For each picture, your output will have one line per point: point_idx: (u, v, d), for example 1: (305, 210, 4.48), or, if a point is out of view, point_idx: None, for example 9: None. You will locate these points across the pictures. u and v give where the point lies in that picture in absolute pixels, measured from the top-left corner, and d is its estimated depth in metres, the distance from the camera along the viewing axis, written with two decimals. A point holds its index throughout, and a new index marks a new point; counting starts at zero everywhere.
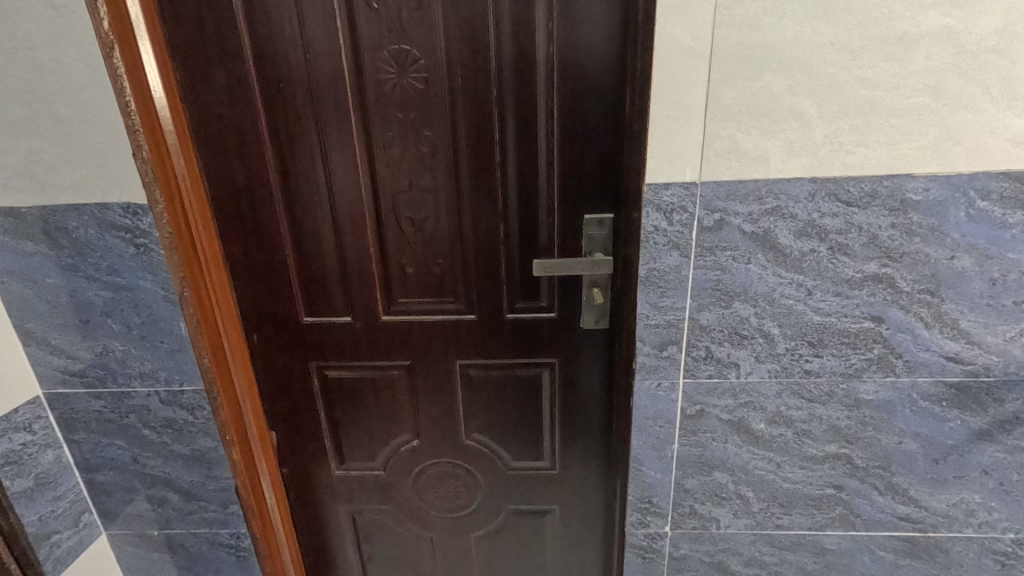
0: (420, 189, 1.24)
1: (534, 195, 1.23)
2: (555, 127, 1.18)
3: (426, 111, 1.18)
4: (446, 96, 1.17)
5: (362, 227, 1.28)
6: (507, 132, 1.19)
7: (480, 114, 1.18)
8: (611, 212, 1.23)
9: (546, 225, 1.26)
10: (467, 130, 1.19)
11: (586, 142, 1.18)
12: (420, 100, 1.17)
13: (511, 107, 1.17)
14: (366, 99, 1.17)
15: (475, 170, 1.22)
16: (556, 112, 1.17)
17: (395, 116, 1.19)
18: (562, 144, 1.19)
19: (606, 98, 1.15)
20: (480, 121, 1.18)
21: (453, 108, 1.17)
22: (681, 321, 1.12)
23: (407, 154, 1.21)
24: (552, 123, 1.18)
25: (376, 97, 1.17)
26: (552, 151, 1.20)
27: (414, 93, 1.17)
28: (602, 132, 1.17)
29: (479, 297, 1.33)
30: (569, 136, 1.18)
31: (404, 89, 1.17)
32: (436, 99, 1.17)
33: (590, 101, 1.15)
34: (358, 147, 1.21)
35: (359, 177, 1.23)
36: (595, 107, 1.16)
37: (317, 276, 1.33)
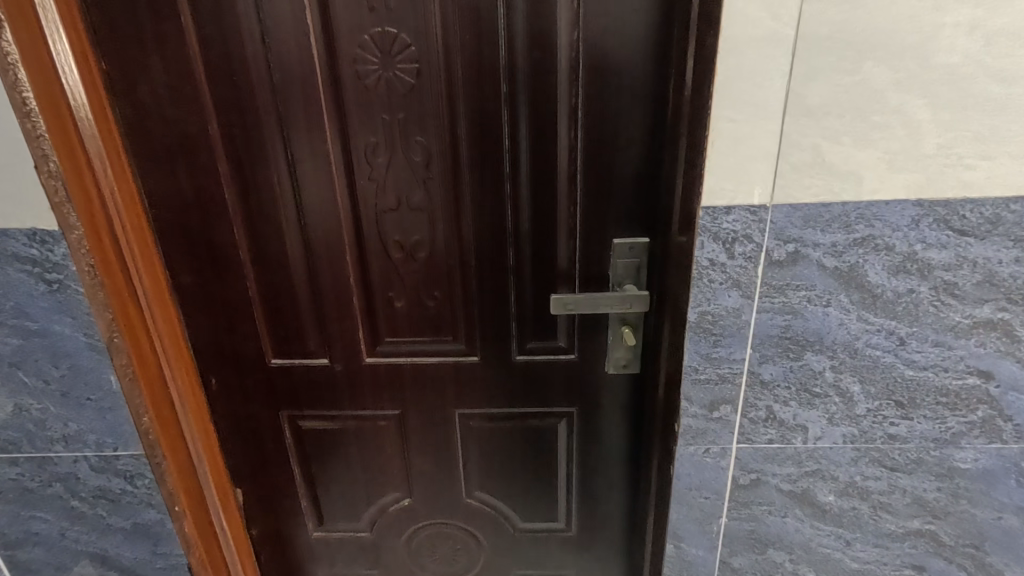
0: (411, 208, 1.01)
1: (551, 216, 1.00)
2: (580, 132, 0.95)
3: (417, 112, 0.95)
4: (442, 94, 0.93)
5: (341, 254, 1.04)
6: (520, 138, 0.96)
7: (486, 115, 0.94)
8: (646, 236, 1.00)
9: (566, 251, 1.03)
10: (468, 135, 0.96)
11: (618, 150, 0.95)
12: (411, 97, 0.94)
13: (524, 106, 0.94)
14: (344, 98, 0.94)
15: (479, 185, 0.99)
16: (582, 114, 0.94)
17: (379, 118, 0.95)
18: (587, 153, 0.96)
19: (644, 96, 0.92)
20: (485, 125, 0.95)
21: (451, 109, 0.94)
22: (738, 376, 0.89)
23: (394, 165, 0.98)
24: (575, 127, 0.95)
25: (355, 94, 0.94)
26: (574, 162, 0.97)
27: (402, 89, 0.93)
28: (637, 138, 0.94)
29: (485, 335, 1.10)
30: (598, 144, 0.95)
31: (389, 84, 0.93)
32: (429, 97, 0.94)
33: (624, 99, 0.92)
34: (333, 157, 0.98)
35: (335, 194, 1.00)
36: (630, 107, 0.93)
37: (286, 311, 1.09)
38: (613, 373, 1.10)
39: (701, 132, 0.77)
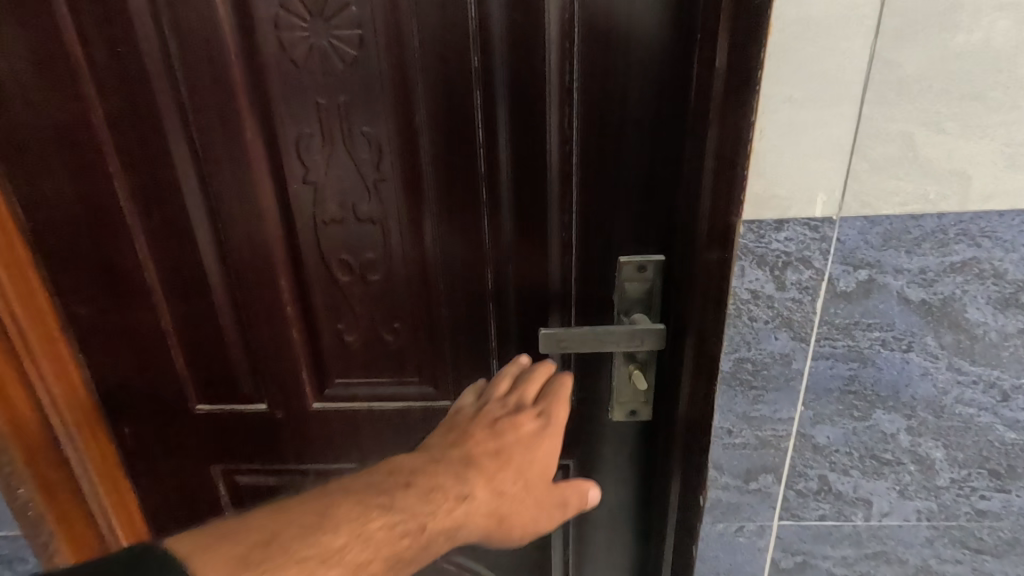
0: (359, 218, 0.79)
1: (538, 228, 0.79)
2: (574, 120, 0.73)
3: (362, 95, 0.72)
4: (394, 70, 0.71)
5: (273, 277, 0.82)
6: (497, 127, 0.74)
7: (453, 98, 0.72)
8: (660, 253, 0.78)
9: (559, 272, 0.81)
10: (429, 125, 0.74)
11: (625, 142, 0.73)
12: (354, 74, 0.72)
13: (501, 86, 0.72)
14: (265, 77, 0.72)
15: (446, 189, 0.77)
16: (577, 95, 0.72)
17: (312, 103, 0.73)
18: (584, 146, 0.74)
19: (658, 72, 0.70)
20: (450, 111, 0.73)
21: (405, 91, 0.72)
22: (783, 439, 0.68)
23: (335, 164, 0.76)
24: (569, 113, 0.73)
25: (279, 72, 0.71)
26: (567, 158, 0.75)
27: (342, 63, 0.71)
28: (649, 127, 0.72)
29: (458, 374, 0.88)
30: (598, 135, 0.73)
31: (324, 58, 0.71)
32: (375, 75, 0.72)
33: (632, 75, 0.70)
34: (256, 155, 0.76)
35: (260, 201, 0.78)
36: (641, 86, 0.71)
37: (210, 347, 0.88)
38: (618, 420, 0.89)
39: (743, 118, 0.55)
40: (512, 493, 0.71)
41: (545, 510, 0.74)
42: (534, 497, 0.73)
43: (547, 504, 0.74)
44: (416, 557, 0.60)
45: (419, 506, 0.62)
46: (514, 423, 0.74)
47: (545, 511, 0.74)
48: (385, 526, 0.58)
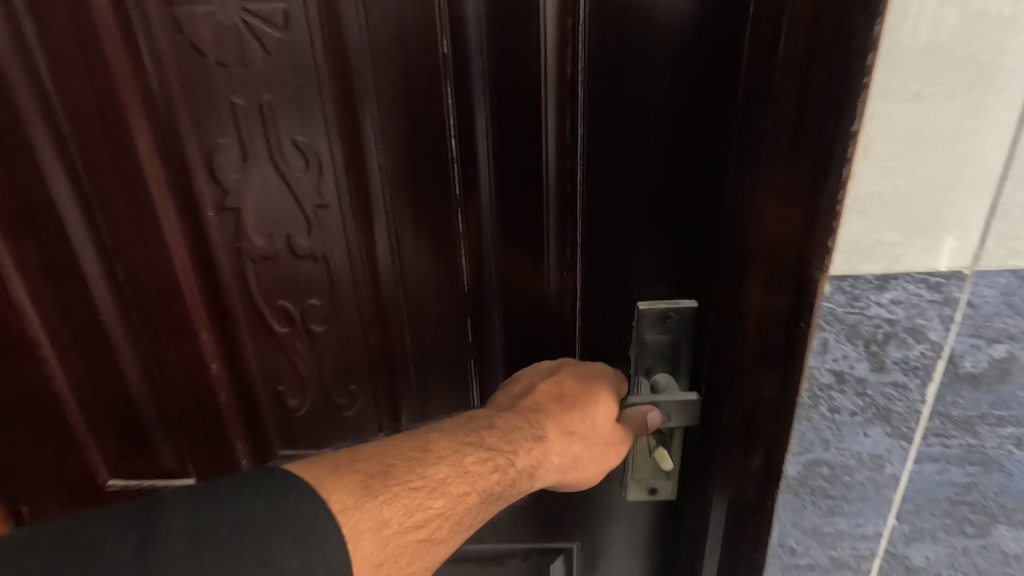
0: (298, 253, 0.61)
1: (531, 264, 0.60)
2: (579, 126, 0.55)
3: (293, 93, 0.54)
4: (336, 61, 0.53)
5: (192, 327, 0.64)
6: (479, 136, 0.56)
7: (416, 96, 0.54)
8: (691, 298, 0.60)
9: (559, 321, 0.63)
10: (387, 134, 0.56)
11: (645, 155, 0.55)
12: (279, 64, 0.53)
13: (481, 81, 0.54)
14: (161, 69, 0.53)
15: (413, 215, 0.59)
16: (583, 93, 0.53)
17: (225, 105, 0.54)
18: (592, 162, 0.55)
19: (692, 63, 0.51)
20: (414, 115, 0.55)
21: (352, 89, 0.54)
22: (866, 562, 0.50)
23: (262, 185, 0.57)
24: (571, 117, 0.54)
25: (178, 63, 0.53)
26: (570, 176, 0.57)
27: (262, 49, 0.52)
28: (679, 137, 0.54)
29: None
30: (610, 146, 0.55)
31: (239, 44, 0.52)
32: (311, 67, 0.53)
33: (658, 64, 0.52)
34: (156, 174, 0.57)
35: (167, 233, 0.60)
36: (668, 80, 0.52)
37: (118, 412, 0.69)
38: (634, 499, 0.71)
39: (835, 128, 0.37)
40: (585, 434, 0.55)
41: (617, 448, 0.55)
42: (602, 431, 0.56)
43: (618, 441, 0.56)
44: (507, 493, 0.51)
45: (504, 445, 0.52)
46: (573, 370, 0.58)
47: (616, 448, 0.56)
48: (479, 461, 0.50)
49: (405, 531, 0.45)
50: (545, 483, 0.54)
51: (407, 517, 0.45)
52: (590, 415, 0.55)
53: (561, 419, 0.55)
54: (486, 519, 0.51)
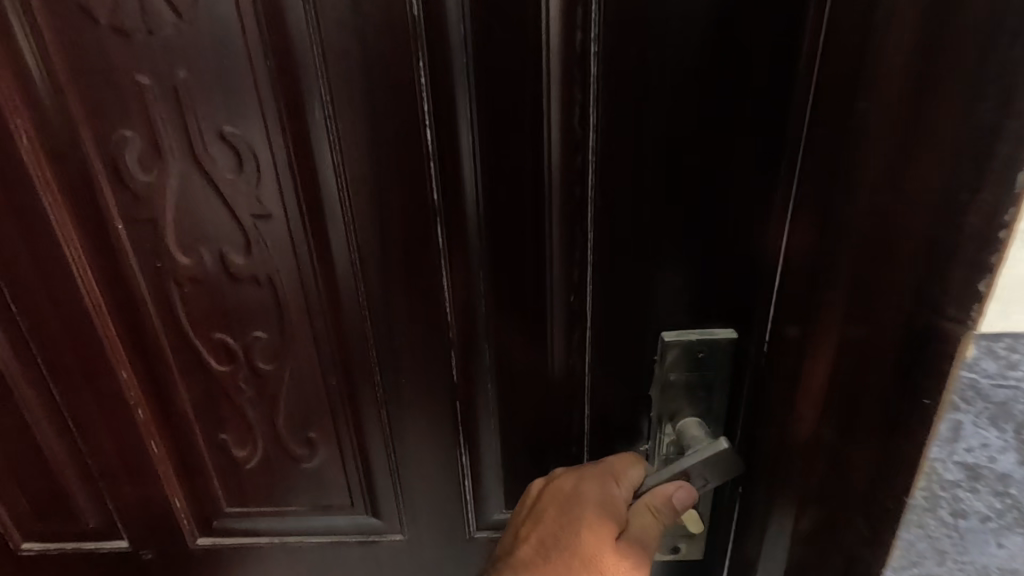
0: (235, 278, 0.48)
1: (528, 290, 0.48)
2: (592, 113, 0.42)
3: (216, 71, 0.41)
4: (272, 29, 0.40)
5: (108, 368, 0.52)
6: (460, 127, 0.43)
7: (379, 77, 0.41)
8: (733, 329, 0.47)
9: (563, 359, 0.51)
10: (343, 125, 0.43)
11: (677, 148, 0.42)
12: (194, 34, 0.40)
13: (464, 55, 0.41)
14: (40, 41, 0.40)
15: (379, 230, 0.46)
16: (596, 70, 0.40)
17: (129, 87, 0.41)
18: (606, 160, 0.43)
19: (744, 26, 0.38)
20: (378, 101, 0.42)
21: (296, 66, 0.41)
22: None
23: (184, 191, 0.45)
24: (582, 100, 0.41)
25: (62, 33, 0.40)
26: (578, 178, 0.44)
27: (170, 14, 0.39)
28: (723, 122, 0.41)
29: (407, 499, 0.58)
30: (632, 139, 0.42)
31: (139, 5, 0.39)
32: (238, 37, 0.40)
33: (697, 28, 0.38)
34: (49, 177, 0.45)
35: (70, 253, 0.47)
36: (713, 47, 0.39)
37: (29, 466, 0.57)
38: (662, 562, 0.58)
39: (988, 114, 0.26)
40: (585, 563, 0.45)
41: (622, 559, 0.45)
42: (602, 552, 0.45)
43: (626, 554, 0.45)
44: None
45: None
46: (554, 494, 0.48)
47: (625, 563, 0.45)
48: None
49: None
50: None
51: None
52: (591, 552, 0.45)
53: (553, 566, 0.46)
54: None
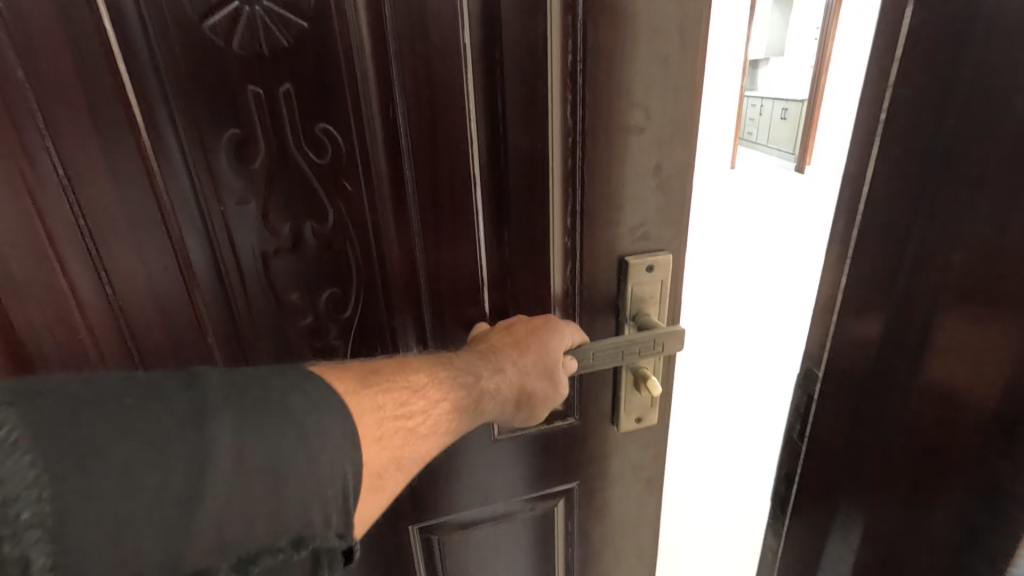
0: (319, 250, 0.55)
1: (552, 258, 0.57)
2: (583, 107, 0.51)
3: (316, 82, 0.49)
4: (369, 45, 0.48)
5: (202, 347, 0.56)
6: (504, 125, 0.52)
7: (450, 91, 0.50)
8: (667, 250, 0.59)
9: (564, 309, 0.60)
10: (418, 125, 0.51)
11: (638, 145, 0.53)
12: (304, 63, 0.48)
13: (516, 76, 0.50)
14: (163, 49, 0.45)
15: (443, 210, 0.55)
16: (590, 75, 0.49)
17: (243, 93, 0.48)
18: (591, 157, 0.52)
19: (675, 55, 0.50)
20: (444, 104, 0.51)
21: (381, 74, 0.49)
22: None
23: (282, 176, 0.52)
24: (575, 101, 0.50)
25: (184, 44, 0.45)
26: (573, 165, 0.53)
27: (288, 46, 0.47)
28: (671, 123, 0.53)
29: (434, 461, 0.65)
30: (607, 131, 0.52)
31: (257, 27, 0.46)
32: (335, 52, 0.48)
33: (667, 34, 0.49)
34: (154, 170, 0.49)
35: (174, 241, 0.51)
36: (663, 74, 0.51)
37: None
38: (620, 473, 0.72)
39: None
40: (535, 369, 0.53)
41: (553, 380, 0.55)
42: (550, 365, 0.55)
43: (555, 375, 0.55)
44: (455, 421, 0.49)
45: (463, 380, 0.49)
46: (529, 320, 0.57)
47: (553, 380, 0.55)
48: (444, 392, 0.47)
49: (396, 415, 0.43)
50: (489, 410, 0.52)
51: (399, 406, 0.43)
52: (553, 367, 0.55)
53: (529, 357, 0.53)
54: (424, 452, 0.46)
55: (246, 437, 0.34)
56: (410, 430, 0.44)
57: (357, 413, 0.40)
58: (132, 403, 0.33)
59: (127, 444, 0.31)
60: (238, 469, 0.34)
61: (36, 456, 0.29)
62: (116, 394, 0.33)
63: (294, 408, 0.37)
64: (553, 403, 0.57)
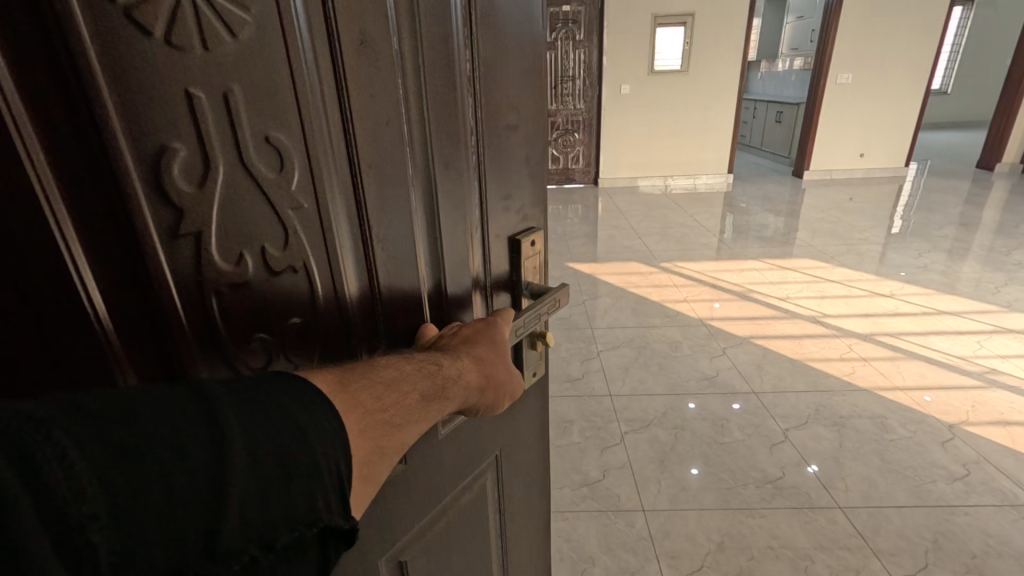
0: (281, 318, 0.31)
1: (464, 264, 0.42)
2: (475, 101, 0.39)
3: (277, 99, 0.28)
4: (320, 42, 0.29)
5: None
6: (428, 129, 0.36)
7: (387, 109, 0.33)
8: (537, 222, 0.50)
9: (479, 299, 0.46)
10: (362, 129, 0.32)
11: (515, 142, 0.44)
12: (251, 76, 0.27)
13: (464, 90, 0.38)
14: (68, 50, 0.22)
15: (401, 234, 0.37)
16: (481, 76, 0.39)
17: (171, 96, 0.24)
18: (494, 161, 0.42)
19: (536, 66, 0.44)
20: (383, 101, 0.33)
21: (333, 62, 0.30)
22: None
23: (231, 207, 0.28)
24: (474, 101, 0.39)
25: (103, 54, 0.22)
26: (477, 158, 0.41)
27: (233, 59, 0.26)
28: (537, 122, 0.46)
29: (415, 495, 0.45)
30: (491, 132, 0.41)
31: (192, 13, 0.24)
32: (283, 43, 0.27)
33: (523, 44, 0.42)
34: (66, 218, 0.24)
35: (110, 334, 0.26)
36: (517, 67, 0.42)
37: None
38: (534, 488, 0.66)
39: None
40: (492, 360, 0.38)
41: (512, 380, 0.41)
42: (504, 360, 0.39)
43: (507, 370, 0.40)
44: (404, 438, 0.30)
45: (420, 381, 0.31)
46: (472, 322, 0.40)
47: (511, 376, 0.41)
48: (409, 390, 0.30)
49: (375, 408, 0.28)
50: (457, 410, 0.35)
51: (371, 402, 0.28)
52: (510, 368, 0.41)
53: (502, 336, 0.40)
54: (361, 485, 0.29)
55: (281, 482, 0.23)
56: (387, 423, 0.29)
57: (343, 411, 0.26)
58: (157, 436, 0.20)
59: (170, 499, 0.20)
60: (261, 528, 0.23)
61: (97, 490, 0.18)
62: (136, 424, 0.20)
63: (316, 446, 0.24)
64: (512, 395, 0.42)
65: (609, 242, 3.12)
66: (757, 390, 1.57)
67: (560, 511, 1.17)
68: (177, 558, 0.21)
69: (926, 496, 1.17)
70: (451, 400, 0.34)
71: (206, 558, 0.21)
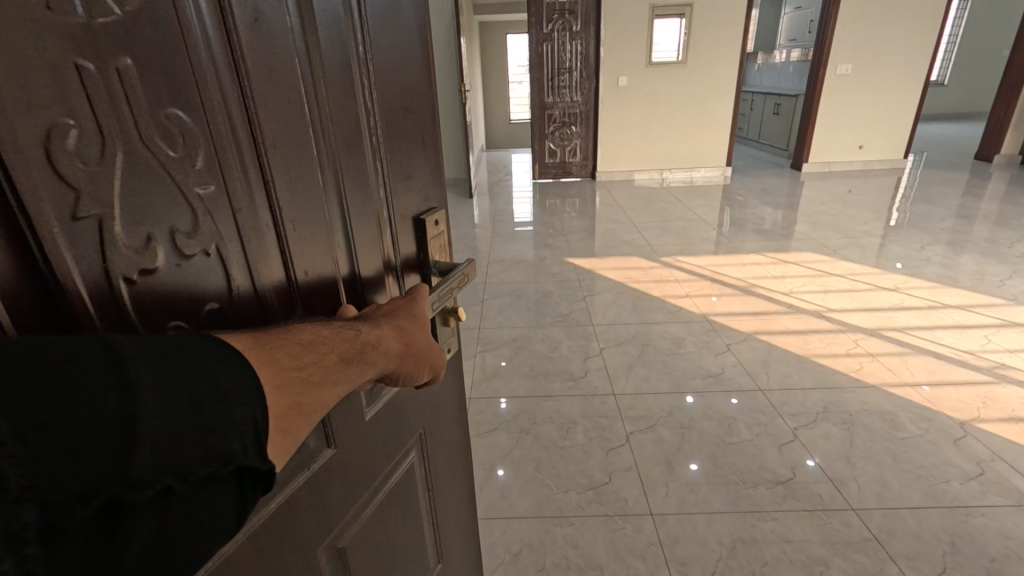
0: (196, 307, 0.30)
1: (374, 248, 0.43)
2: (374, 81, 0.39)
3: (175, 73, 0.27)
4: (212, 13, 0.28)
5: None
6: (329, 108, 0.36)
7: (285, 87, 0.32)
8: (438, 204, 0.51)
9: (391, 277, 0.46)
10: (262, 106, 0.31)
11: (411, 123, 0.45)
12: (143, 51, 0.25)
13: (360, 72, 0.38)
14: None
15: (311, 216, 0.36)
16: (376, 59, 0.39)
17: (59, 69, 0.22)
18: (393, 139, 0.43)
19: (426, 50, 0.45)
20: (284, 80, 0.32)
21: (227, 33, 0.29)
22: None
23: (133, 186, 0.26)
24: (370, 83, 0.39)
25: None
26: (379, 140, 0.41)
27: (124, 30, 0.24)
28: (429, 107, 0.47)
29: (352, 475, 0.43)
30: (389, 113, 0.42)
31: None
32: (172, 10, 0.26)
33: (411, 30, 0.42)
34: None
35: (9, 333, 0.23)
36: (409, 52, 0.43)
37: None
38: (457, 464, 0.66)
39: None
40: (412, 327, 0.38)
41: (434, 352, 0.41)
42: (423, 329, 0.40)
43: (427, 343, 0.40)
44: (325, 395, 0.30)
45: (337, 342, 0.31)
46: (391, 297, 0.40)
47: (433, 349, 0.41)
48: (325, 348, 0.30)
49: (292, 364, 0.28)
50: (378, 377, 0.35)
51: (285, 358, 0.28)
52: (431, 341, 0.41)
53: (422, 311, 0.41)
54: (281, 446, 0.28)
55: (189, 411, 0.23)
56: (303, 381, 0.29)
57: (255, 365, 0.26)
58: (61, 372, 0.20)
59: (74, 432, 0.20)
60: (174, 463, 0.23)
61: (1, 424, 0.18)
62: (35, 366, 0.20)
63: (223, 383, 0.24)
64: (435, 368, 0.42)
65: (608, 236, 3.07)
66: (763, 387, 1.54)
67: (565, 516, 1.13)
68: (89, 485, 0.21)
69: (942, 497, 1.14)
70: (370, 366, 0.34)
71: (120, 485, 0.21)
